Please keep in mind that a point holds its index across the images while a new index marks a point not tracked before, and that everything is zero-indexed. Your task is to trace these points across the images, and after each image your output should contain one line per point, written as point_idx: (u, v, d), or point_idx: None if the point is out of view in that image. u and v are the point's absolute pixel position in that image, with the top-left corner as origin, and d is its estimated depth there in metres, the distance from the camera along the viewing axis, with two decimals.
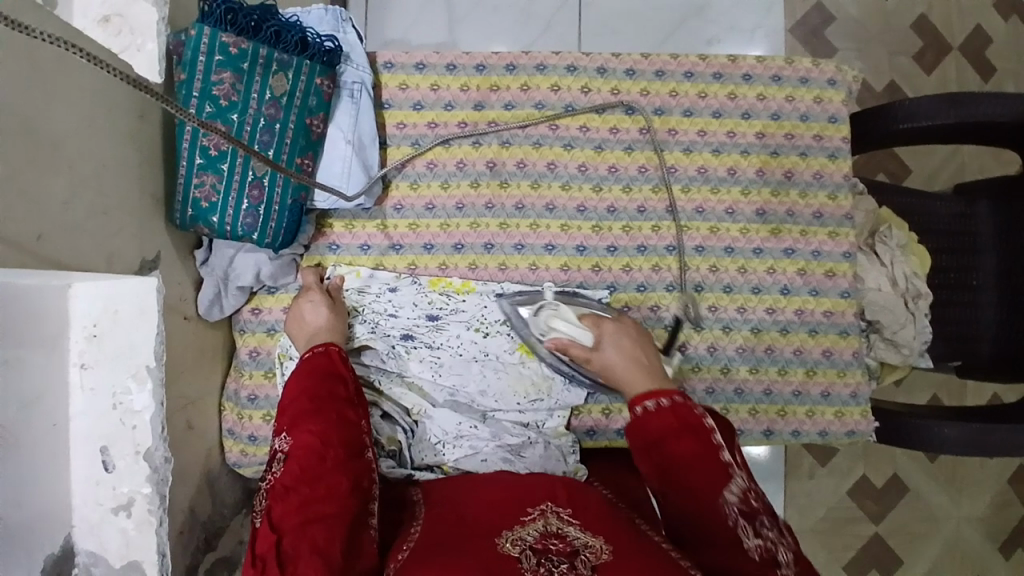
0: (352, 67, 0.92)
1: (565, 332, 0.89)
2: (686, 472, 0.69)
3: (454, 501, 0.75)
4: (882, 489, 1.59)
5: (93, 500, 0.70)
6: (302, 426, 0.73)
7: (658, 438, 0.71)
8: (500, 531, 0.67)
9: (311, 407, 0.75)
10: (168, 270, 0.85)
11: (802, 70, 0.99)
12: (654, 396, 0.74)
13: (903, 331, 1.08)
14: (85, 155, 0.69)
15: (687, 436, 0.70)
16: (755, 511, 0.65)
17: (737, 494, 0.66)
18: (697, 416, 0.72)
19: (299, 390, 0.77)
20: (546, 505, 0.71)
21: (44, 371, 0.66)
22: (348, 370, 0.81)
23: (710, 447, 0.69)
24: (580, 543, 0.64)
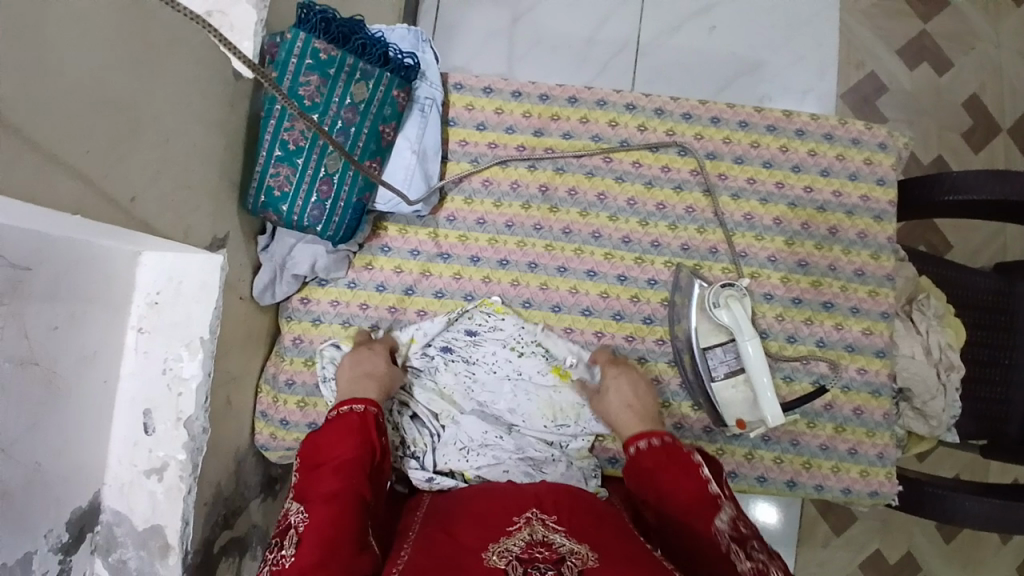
0: (426, 84, 0.98)
1: (729, 319, 0.91)
2: (686, 509, 0.75)
3: (448, 516, 0.77)
4: (897, 566, 1.54)
5: (128, 461, 0.83)
6: (320, 506, 0.75)
7: (660, 474, 0.79)
8: (488, 543, 0.69)
9: (330, 488, 0.77)
10: (232, 250, 0.90)
11: (854, 132, 1.02)
12: (644, 437, 0.83)
13: (933, 402, 1.07)
14: (181, 132, 0.76)
15: (684, 475, 0.78)
16: (746, 536, 0.72)
17: (727, 522, 0.73)
18: (686, 455, 0.80)
19: (323, 464, 0.80)
20: (532, 513, 0.74)
21: (110, 334, 0.79)
22: (375, 445, 0.83)
23: (699, 484, 0.77)
24: (566, 550, 0.66)
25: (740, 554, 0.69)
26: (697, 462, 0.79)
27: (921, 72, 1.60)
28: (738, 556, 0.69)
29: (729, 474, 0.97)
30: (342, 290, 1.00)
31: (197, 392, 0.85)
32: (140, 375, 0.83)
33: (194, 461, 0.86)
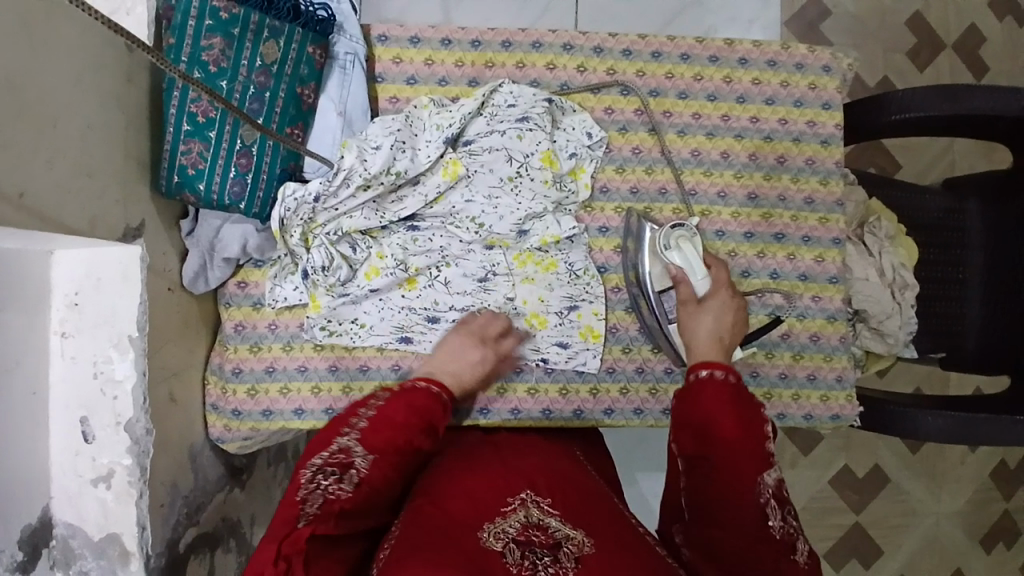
0: (346, 38, 0.89)
1: (682, 261, 0.89)
2: (732, 461, 0.70)
3: (436, 490, 0.73)
4: (863, 479, 1.60)
5: (73, 470, 0.77)
6: (389, 465, 0.71)
7: (704, 407, 0.74)
8: (482, 525, 0.66)
9: (399, 450, 0.72)
10: (153, 239, 0.84)
11: (798, 56, 0.99)
12: (711, 366, 0.77)
13: (888, 322, 1.09)
14: (71, 112, 0.68)
15: (745, 439, 0.71)
16: (786, 500, 0.70)
17: (773, 480, 0.70)
18: (757, 415, 0.74)
19: (389, 424, 0.73)
20: (526, 495, 0.71)
21: (28, 338, 0.70)
22: (442, 423, 0.77)
23: (761, 439, 0.72)
24: (561, 535, 0.64)
25: (777, 513, 0.68)
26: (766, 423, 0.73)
27: None
28: (773, 514, 0.68)
29: None
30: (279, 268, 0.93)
31: (135, 394, 0.79)
32: (70, 378, 0.75)
33: (141, 464, 0.80)
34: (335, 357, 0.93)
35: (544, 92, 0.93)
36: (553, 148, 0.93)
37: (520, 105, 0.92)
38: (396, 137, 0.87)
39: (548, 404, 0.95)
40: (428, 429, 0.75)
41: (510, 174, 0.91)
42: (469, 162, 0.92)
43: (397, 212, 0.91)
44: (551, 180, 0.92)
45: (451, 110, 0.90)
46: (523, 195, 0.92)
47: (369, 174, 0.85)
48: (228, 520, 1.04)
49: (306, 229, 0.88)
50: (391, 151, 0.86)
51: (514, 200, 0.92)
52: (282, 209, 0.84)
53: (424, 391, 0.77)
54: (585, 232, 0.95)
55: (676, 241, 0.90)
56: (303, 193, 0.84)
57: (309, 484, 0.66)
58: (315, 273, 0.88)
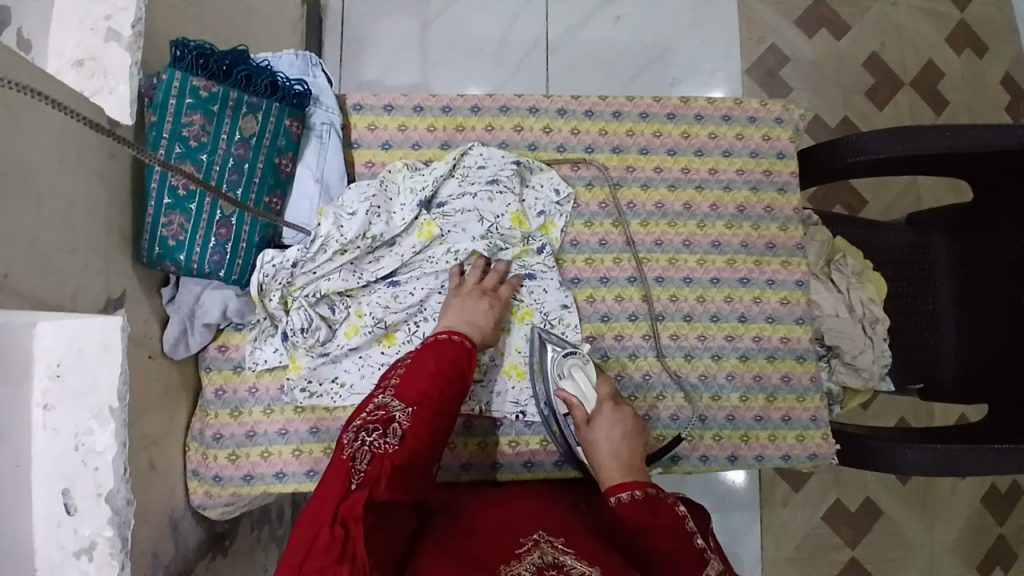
0: (321, 109, 0.94)
1: (575, 390, 0.88)
2: (668, 567, 0.67)
3: (450, 523, 0.72)
4: (855, 514, 1.60)
5: (56, 541, 0.76)
6: (428, 413, 0.73)
7: (624, 534, 0.72)
8: (497, 567, 0.62)
9: (436, 401, 0.74)
10: (134, 308, 0.85)
11: (750, 110, 1.05)
12: (625, 488, 0.75)
13: (862, 356, 1.12)
14: (56, 191, 0.71)
15: (671, 531, 0.70)
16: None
17: None
18: (670, 506, 0.72)
19: (424, 377, 0.76)
20: (539, 534, 0.67)
21: (10, 410, 0.71)
22: (470, 375, 0.81)
23: (682, 537, 0.69)
24: (578, 573, 0.61)
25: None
26: (680, 514, 0.72)
27: (818, 40, 1.66)
28: None
29: (672, 460, 0.95)
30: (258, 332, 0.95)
31: (115, 464, 0.79)
32: (51, 451, 0.76)
33: (123, 535, 0.79)
34: (316, 418, 0.94)
35: (512, 154, 0.98)
36: (523, 208, 0.97)
37: (489, 167, 0.96)
38: (370, 203, 0.91)
39: (530, 457, 0.95)
40: (460, 379, 0.79)
41: (482, 233, 0.95)
42: (443, 222, 0.95)
43: (375, 272, 0.94)
44: (520, 239, 0.97)
45: (423, 174, 0.95)
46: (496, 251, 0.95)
47: (345, 240, 0.89)
48: None
49: (284, 292, 0.90)
50: (367, 216, 0.90)
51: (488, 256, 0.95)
52: (259, 275, 0.87)
53: (451, 342, 0.81)
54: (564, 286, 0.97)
55: (570, 369, 0.90)
56: (281, 259, 0.88)
57: (358, 447, 0.68)
58: (295, 336, 0.90)
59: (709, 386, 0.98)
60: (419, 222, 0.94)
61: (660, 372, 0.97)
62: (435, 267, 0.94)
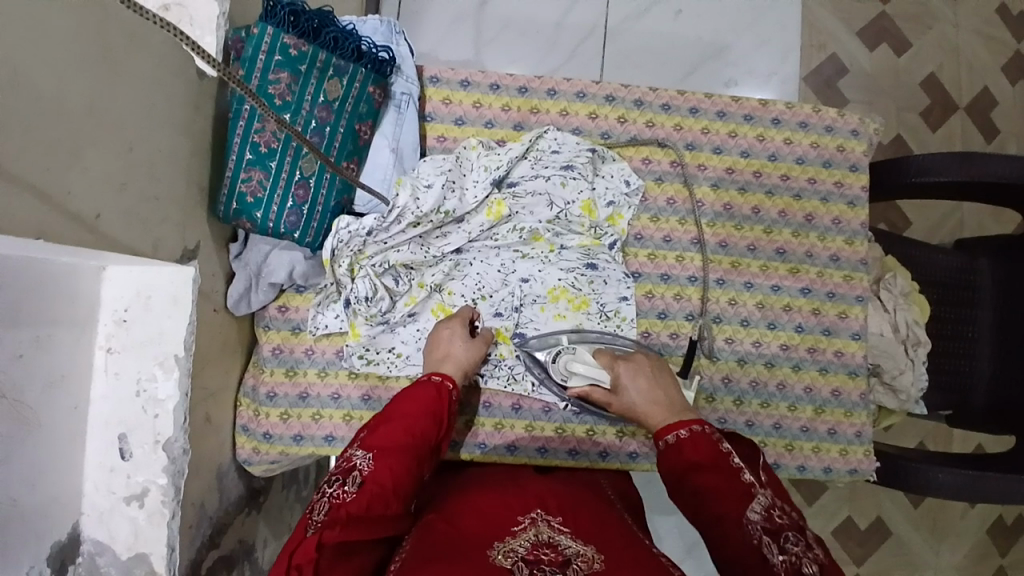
0: (402, 79, 0.94)
1: (584, 380, 0.89)
2: (716, 497, 0.70)
3: (448, 510, 0.74)
4: (866, 531, 1.61)
5: (105, 486, 0.76)
6: (394, 458, 0.72)
7: (675, 470, 0.75)
8: (493, 544, 0.65)
9: (401, 442, 0.74)
10: (204, 260, 0.86)
11: (827, 119, 1.04)
12: (675, 428, 0.78)
13: (901, 377, 1.12)
14: (147, 138, 0.71)
15: (714, 466, 0.72)
16: (781, 528, 0.65)
17: (760, 512, 0.67)
18: (717, 446, 0.75)
19: (389, 420, 0.76)
20: (537, 514, 0.72)
21: (76, 354, 0.72)
22: (445, 413, 0.81)
23: (731, 472, 0.71)
24: (571, 552, 0.64)
25: (773, 547, 0.64)
26: (726, 451, 0.74)
27: (881, 53, 1.64)
28: (771, 549, 0.64)
29: None
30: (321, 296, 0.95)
31: (176, 413, 0.80)
32: (111, 396, 0.76)
33: (176, 484, 0.80)
34: (369, 386, 0.95)
35: (587, 142, 0.98)
36: (593, 197, 0.97)
37: (564, 152, 0.96)
38: (446, 177, 0.90)
39: (575, 445, 0.96)
40: (435, 420, 0.79)
41: (549, 218, 0.96)
42: (512, 204, 0.96)
43: (442, 247, 0.95)
44: (587, 227, 0.97)
45: (499, 154, 0.94)
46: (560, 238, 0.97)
47: (420, 213, 0.89)
48: (245, 543, 1.03)
49: (352, 260, 0.90)
50: (442, 190, 0.90)
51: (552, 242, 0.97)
52: (334, 240, 0.87)
53: (429, 382, 0.82)
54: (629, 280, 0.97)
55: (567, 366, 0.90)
56: (356, 227, 0.88)
57: (321, 495, 0.68)
58: (358, 305, 0.91)
59: (758, 392, 0.99)
60: (488, 201, 0.95)
61: (713, 375, 0.98)
62: (498, 243, 0.96)
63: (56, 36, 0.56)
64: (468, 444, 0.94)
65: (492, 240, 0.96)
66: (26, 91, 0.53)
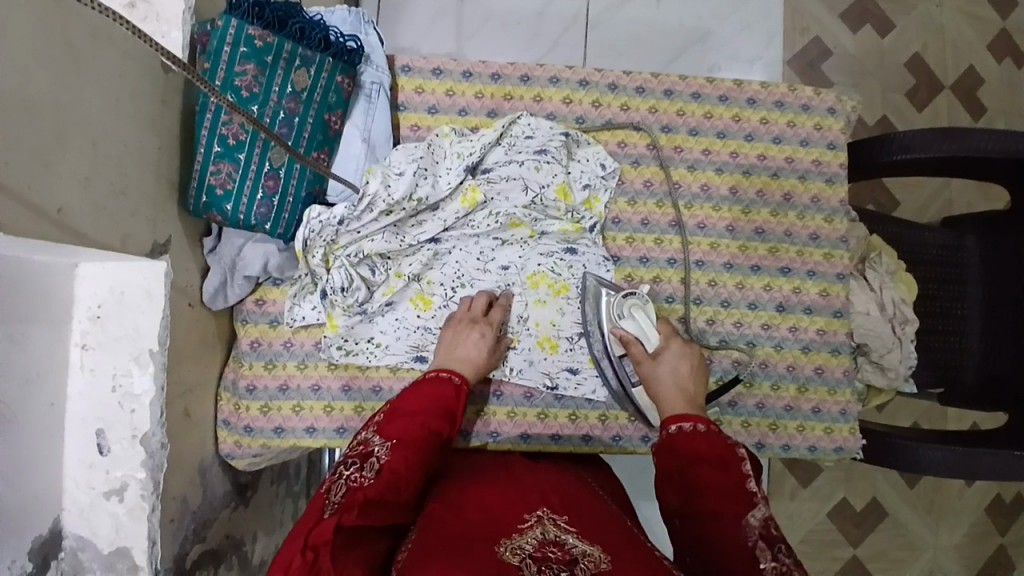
0: (372, 68, 0.93)
1: (635, 329, 0.90)
2: (712, 499, 0.69)
3: (451, 501, 0.73)
4: (861, 513, 1.61)
5: (86, 483, 0.76)
6: (411, 449, 0.72)
7: (670, 468, 0.75)
8: (499, 539, 0.65)
9: (418, 437, 0.73)
10: (178, 255, 0.86)
11: (804, 97, 1.03)
12: (691, 419, 0.78)
13: (888, 355, 1.10)
14: (111, 132, 0.71)
15: (720, 462, 0.72)
16: (776, 538, 0.64)
17: (759, 519, 0.66)
18: (730, 446, 0.74)
19: (406, 416, 0.76)
20: (542, 513, 0.70)
21: (51, 352, 0.72)
22: (461, 416, 0.80)
23: (731, 477, 0.71)
24: (579, 551, 0.63)
25: (766, 552, 0.62)
26: (740, 457, 0.73)
27: (864, 34, 1.63)
28: (763, 555, 0.62)
29: None
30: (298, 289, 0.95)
31: (152, 407, 0.79)
32: (89, 393, 0.76)
33: (155, 478, 0.80)
34: (349, 377, 0.95)
35: (561, 126, 0.97)
36: (568, 180, 0.97)
37: (538, 137, 0.96)
38: (418, 164, 0.90)
39: (557, 430, 0.96)
40: (448, 417, 0.78)
41: (525, 203, 0.96)
42: (488, 190, 0.95)
43: (417, 235, 0.94)
44: (564, 211, 0.97)
45: (471, 140, 0.94)
46: (538, 224, 0.97)
47: (392, 200, 0.89)
48: (232, 538, 1.03)
49: (326, 249, 0.91)
50: (414, 177, 0.89)
51: (529, 227, 0.97)
52: (305, 230, 0.88)
53: (444, 381, 0.81)
54: (608, 262, 0.97)
55: (628, 310, 0.91)
56: (328, 216, 0.88)
57: (340, 480, 0.68)
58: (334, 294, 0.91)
59: (741, 372, 0.99)
60: (463, 188, 0.94)
61: None
62: (476, 231, 0.95)
63: (13, 28, 0.55)
64: None
65: (469, 227, 0.96)
66: None
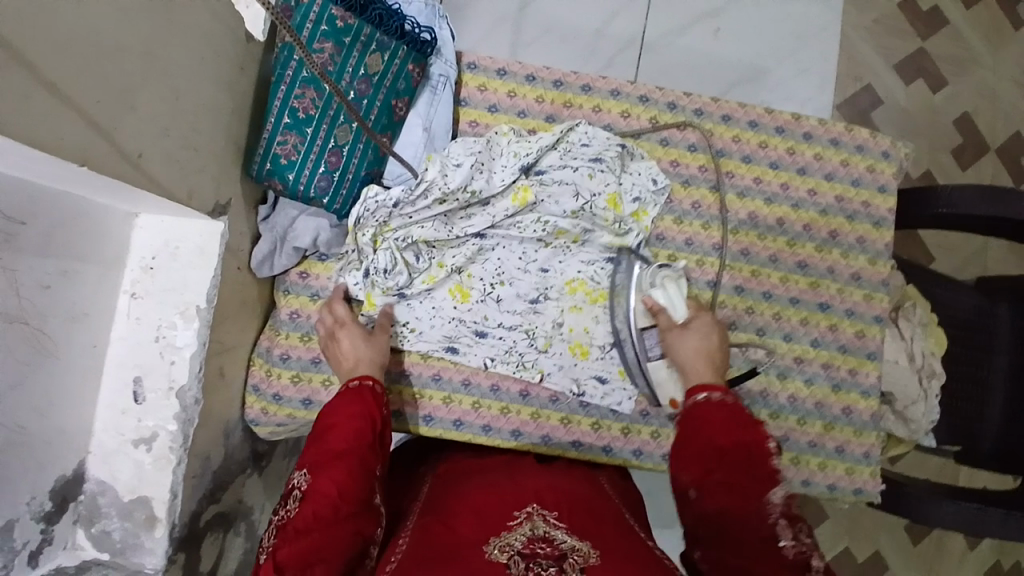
0: (441, 61, 0.96)
1: (664, 299, 0.92)
2: (745, 472, 0.70)
3: (443, 511, 0.73)
4: (864, 566, 1.58)
5: (114, 429, 0.78)
6: (333, 468, 0.72)
7: (698, 434, 0.74)
8: (487, 540, 0.65)
9: (341, 450, 0.74)
10: (234, 218, 0.88)
11: (859, 138, 1.05)
12: (711, 390, 0.78)
13: (913, 407, 1.09)
14: (192, 90, 0.73)
15: (743, 442, 0.72)
16: (797, 519, 0.67)
17: (781, 499, 0.68)
18: (749, 423, 0.74)
19: (318, 435, 0.76)
20: (532, 509, 0.71)
21: (101, 295, 0.74)
22: (377, 408, 0.79)
23: (761, 454, 0.71)
24: (568, 547, 0.63)
25: (787, 530, 0.65)
26: (765, 436, 0.73)
27: (917, 87, 1.64)
28: (783, 532, 0.64)
29: None
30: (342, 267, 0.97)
31: (192, 361, 0.81)
32: (133, 340, 0.78)
33: (185, 432, 0.81)
34: None
35: (617, 138, 0.99)
36: (619, 191, 0.98)
37: (595, 146, 0.98)
38: (476, 158, 0.93)
39: (579, 436, 0.96)
40: (369, 419, 0.77)
41: (574, 208, 0.96)
42: (540, 191, 0.97)
43: (465, 228, 0.96)
44: (612, 221, 0.97)
45: (530, 141, 0.96)
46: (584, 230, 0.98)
47: (447, 189, 0.91)
48: (242, 505, 1.03)
49: (375, 229, 0.93)
50: (471, 170, 0.92)
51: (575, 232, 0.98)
52: (361, 208, 0.91)
53: (354, 386, 0.80)
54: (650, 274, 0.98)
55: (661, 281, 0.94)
56: (384, 197, 0.91)
57: (274, 521, 0.71)
58: (377, 275, 0.93)
59: (768, 403, 0.99)
60: (515, 187, 0.96)
61: None
62: (521, 232, 0.96)
63: None
64: (473, 425, 0.95)
65: (516, 226, 0.97)
66: (87, 20, 0.54)
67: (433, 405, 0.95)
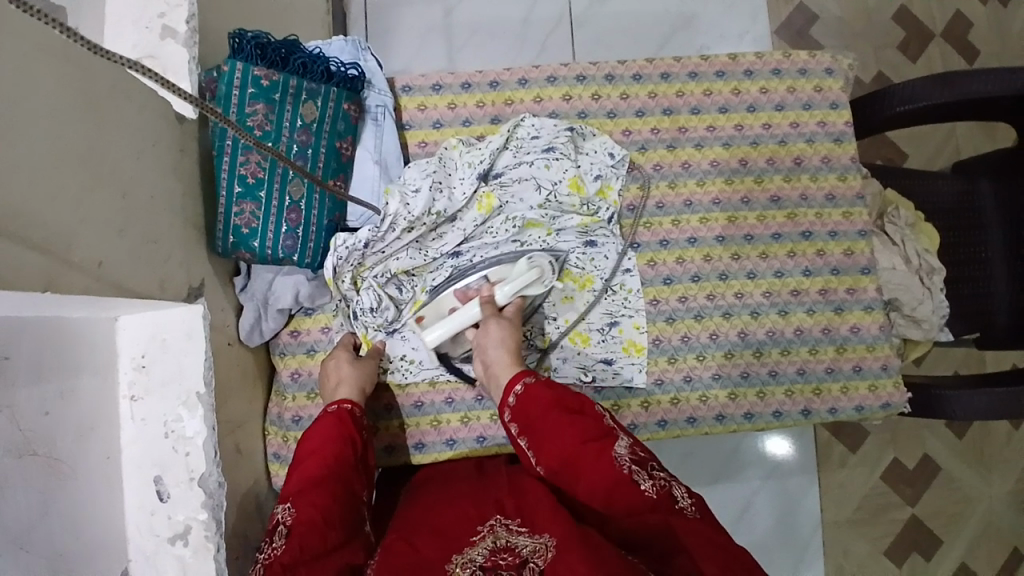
0: (374, 92, 0.96)
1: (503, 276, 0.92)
2: (579, 444, 0.71)
3: (405, 527, 0.72)
4: (914, 472, 1.58)
5: (149, 530, 0.78)
6: (309, 496, 0.72)
7: (536, 420, 0.75)
8: (449, 558, 0.64)
9: (320, 477, 0.74)
10: (212, 296, 0.88)
11: (799, 62, 1.04)
12: (516, 384, 0.79)
13: (921, 307, 1.08)
14: (139, 185, 0.73)
15: (575, 415, 0.74)
16: (645, 459, 0.70)
17: (625, 447, 0.71)
18: (556, 391, 0.76)
19: (297, 464, 0.77)
20: (494, 521, 0.69)
21: (101, 406, 0.74)
22: (356, 430, 0.81)
23: (592, 415, 0.74)
24: (527, 550, 0.62)
25: (641, 474, 0.68)
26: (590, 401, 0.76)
27: None
28: (640, 476, 0.67)
29: (745, 417, 0.97)
30: (330, 315, 0.98)
31: (205, 448, 0.79)
32: (145, 440, 0.78)
33: (216, 517, 0.79)
34: (389, 396, 0.96)
35: (564, 122, 0.99)
36: (579, 173, 0.98)
37: (544, 136, 0.97)
38: (432, 179, 0.93)
39: None
40: (347, 442, 0.79)
41: (540, 202, 0.97)
42: (502, 193, 0.97)
43: (439, 248, 0.96)
44: (579, 205, 0.98)
45: (480, 148, 0.96)
46: (555, 220, 0.98)
47: (412, 217, 0.91)
48: None
49: (353, 273, 0.93)
50: (430, 192, 0.92)
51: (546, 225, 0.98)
52: (334, 257, 0.90)
53: (332, 412, 0.81)
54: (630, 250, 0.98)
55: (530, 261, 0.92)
56: (353, 240, 0.90)
57: (258, 560, 0.67)
58: (366, 317, 0.94)
59: (777, 341, 0.98)
60: (477, 196, 0.96)
61: (728, 332, 0.98)
62: (495, 238, 0.96)
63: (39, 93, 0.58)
64: (496, 438, 0.96)
65: (488, 233, 0.97)
66: (15, 149, 0.54)
67: (452, 428, 0.95)
